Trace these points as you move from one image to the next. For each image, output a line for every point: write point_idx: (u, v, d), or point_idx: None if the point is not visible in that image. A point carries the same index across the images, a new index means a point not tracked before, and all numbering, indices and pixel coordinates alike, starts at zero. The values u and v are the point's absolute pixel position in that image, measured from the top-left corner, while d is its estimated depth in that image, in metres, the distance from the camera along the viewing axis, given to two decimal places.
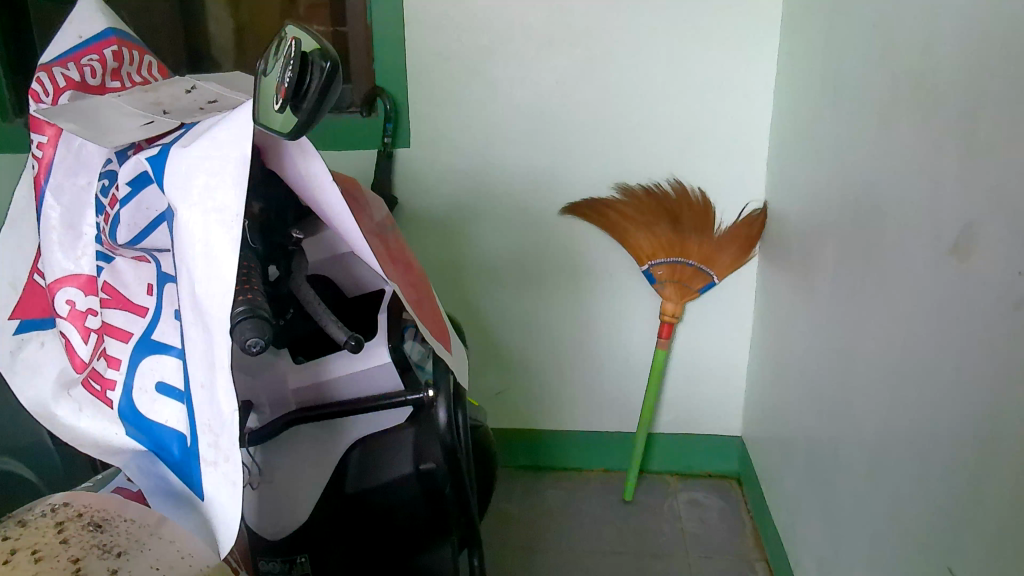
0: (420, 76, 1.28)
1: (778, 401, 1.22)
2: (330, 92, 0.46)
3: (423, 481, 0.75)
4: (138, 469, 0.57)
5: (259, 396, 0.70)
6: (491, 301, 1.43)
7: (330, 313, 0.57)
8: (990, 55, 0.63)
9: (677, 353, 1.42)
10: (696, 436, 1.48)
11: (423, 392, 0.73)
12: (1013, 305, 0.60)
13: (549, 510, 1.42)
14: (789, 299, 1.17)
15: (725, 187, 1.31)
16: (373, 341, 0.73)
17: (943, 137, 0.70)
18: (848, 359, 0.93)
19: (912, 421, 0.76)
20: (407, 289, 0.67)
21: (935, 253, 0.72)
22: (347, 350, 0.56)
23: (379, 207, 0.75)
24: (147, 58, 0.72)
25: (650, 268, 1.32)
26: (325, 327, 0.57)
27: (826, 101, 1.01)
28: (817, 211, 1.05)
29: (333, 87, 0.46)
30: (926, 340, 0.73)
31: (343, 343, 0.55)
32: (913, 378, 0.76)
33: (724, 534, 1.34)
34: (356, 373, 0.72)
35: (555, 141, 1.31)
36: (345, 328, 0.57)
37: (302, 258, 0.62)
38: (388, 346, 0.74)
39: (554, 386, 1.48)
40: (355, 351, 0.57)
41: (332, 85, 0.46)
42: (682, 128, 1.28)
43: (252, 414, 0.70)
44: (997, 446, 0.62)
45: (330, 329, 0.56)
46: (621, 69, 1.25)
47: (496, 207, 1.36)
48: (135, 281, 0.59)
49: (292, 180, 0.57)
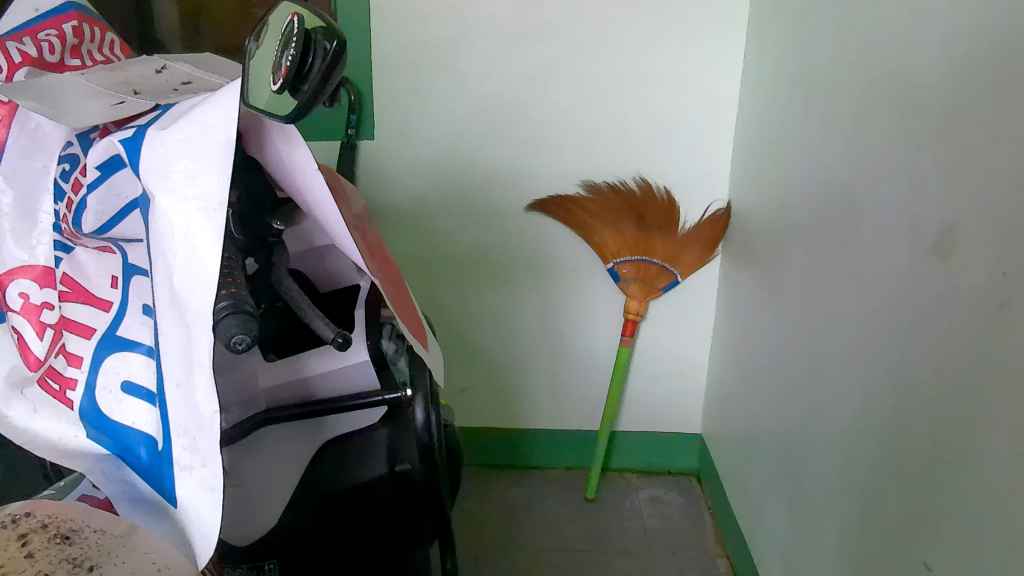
0: (385, 66, 1.25)
1: (745, 399, 1.23)
2: (331, 75, 0.44)
3: (397, 483, 0.74)
4: (102, 474, 0.53)
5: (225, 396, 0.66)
6: (453, 296, 1.40)
7: (317, 310, 0.53)
8: (973, 57, 0.64)
9: (641, 351, 1.42)
10: (656, 434, 1.48)
11: (401, 391, 0.71)
12: (998, 304, 0.60)
13: (511, 508, 1.40)
14: (757, 299, 1.18)
15: (690, 186, 1.32)
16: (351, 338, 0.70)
17: (922, 138, 0.71)
18: (819, 357, 0.94)
19: (888, 417, 0.77)
20: (387, 285, 0.65)
21: (914, 251, 0.73)
22: (333, 348, 0.52)
23: (356, 197, 0.71)
24: (108, 36, 0.68)
25: (615, 266, 1.33)
26: (310, 323, 0.54)
27: (799, 104, 1.03)
28: (788, 210, 1.06)
29: (333, 74, 0.44)
30: (903, 339, 0.74)
31: (330, 339, 0.51)
32: (889, 376, 0.77)
33: (687, 530, 1.35)
34: (336, 370, 0.70)
35: (523, 136, 1.29)
36: (332, 325, 0.53)
37: (283, 250, 0.58)
38: (366, 343, 0.71)
39: (516, 385, 1.46)
40: (342, 348, 0.53)
41: (332, 71, 0.44)
42: (651, 126, 1.28)
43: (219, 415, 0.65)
44: (978, 442, 0.63)
45: (317, 326, 0.53)
46: (590, 66, 1.24)
47: (460, 203, 1.34)
48: (97, 272, 0.55)
49: (274, 168, 0.54)
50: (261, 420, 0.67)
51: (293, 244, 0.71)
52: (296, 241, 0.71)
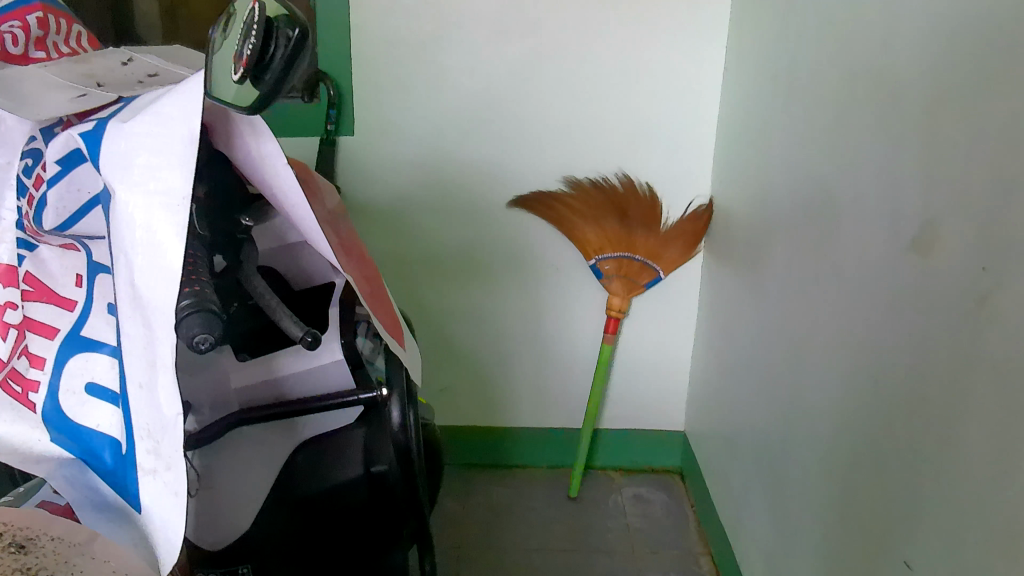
0: (364, 60, 1.23)
1: (728, 396, 1.22)
2: (293, 64, 0.42)
3: (373, 483, 0.73)
4: (65, 480, 0.52)
5: (198, 397, 0.65)
6: (434, 294, 1.38)
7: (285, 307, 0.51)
8: (954, 50, 0.63)
9: (623, 348, 1.42)
10: (639, 431, 1.48)
11: (376, 390, 0.69)
12: (977, 300, 0.60)
13: (494, 507, 1.39)
14: (739, 296, 1.18)
15: (673, 183, 1.31)
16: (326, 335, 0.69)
17: (903, 133, 0.71)
18: (801, 354, 0.94)
19: (870, 415, 0.76)
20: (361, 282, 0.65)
21: (895, 247, 0.72)
22: (303, 346, 0.50)
23: (330, 193, 0.70)
24: (75, 28, 0.67)
25: (598, 263, 1.32)
26: (278, 322, 0.52)
27: (780, 100, 1.02)
28: (770, 207, 1.05)
29: (297, 62, 0.43)
30: (884, 336, 0.74)
31: (298, 338, 0.49)
32: (870, 373, 0.76)
33: (670, 528, 1.34)
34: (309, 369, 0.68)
35: (504, 132, 1.27)
36: (300, 323, 0.51)
37: (252, 247, 0.56)
38: (340, 339, 0.69)
39: (498, 383, 1.44)
40: (311, 347, 0.51)
41: (296, 59, 0.42)
42: (633, 122, 1.27)
43: (190, 415, 0.65)
44: (958, 439, 0.62)
45: (285, 323, 0.51)
46: (572, 62, 1.23)
47: (440, 199, 1.32)
48: (60, 271, 0.54)
49: (242, 163, 0.53)
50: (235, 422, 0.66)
51: (264, 241, 0.69)
52: (268, 238, 0.69)
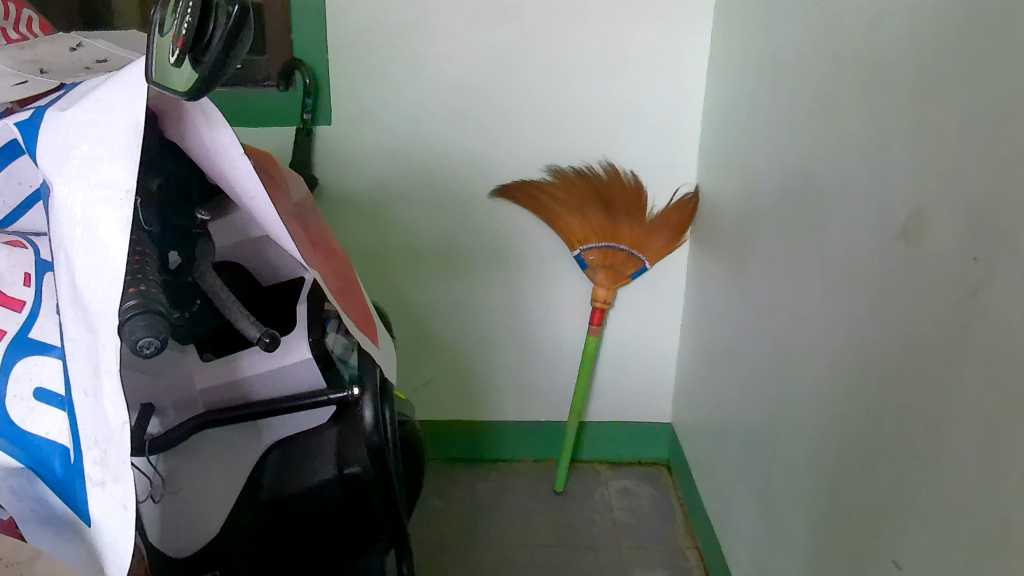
0: (339, 47, 1.19)
1: (715, 389, 1.20)
2: (236, 42, 0.38)
3: (346, 485, 0.71)
4: (10, 492, 0.47)
5: (161, 400, 0.63)
6: (415, 287, 1.35)
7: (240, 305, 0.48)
8: (945, 33, 0.60)
9: (609, 340, 1.39)
10: (626, 424, 1.46)
11: (347, 390, 0.67)
12: (968, 294, 0.58)
13: (478, 503, 1.37)
14: (725, 287, 1.15)
15: (658, 171, 1.28)
16: (291, 335, 0.67)
17: (893, 120, 0.68)
18: (789, 347, 0.92)
19: (860, 411, 0.74)
20: (328, 277, 0.63)
21: (883, 237, 0.70)
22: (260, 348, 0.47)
23: (297, 183, 0.66)
24: (24, 12, 0.63)
25: (582, 253, 1.29)
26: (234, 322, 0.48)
27: (766, 86, 0.99)
28: (756, 196, 1.03)
29: (244, 40, 0.39)
30: (873, 329, 0.71)
31: (255, 339, 0.46)
32: (860, 366, 0.74)
33: (657, 522, 1.32)
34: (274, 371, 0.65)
35: (485, 120, 1.24)
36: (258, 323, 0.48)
37: (209, 242, 0.53)
38: (309, 340, 0.67)
39: (482, 377, 1.42)
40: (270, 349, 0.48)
41: (241, 38, 0.39)
42: (617, 109, 1.24)
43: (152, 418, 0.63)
44: (949, 437, 0.60)
45: (241, 323, 0.47)
46: (553, 48, 1.20)
47: (421, 190, 1.28)
48: (7, 269, 0.50)
49: (196, 153, 0.50)
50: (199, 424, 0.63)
51: (227, 236, 0.65)
52: (230, 232, 0.65)
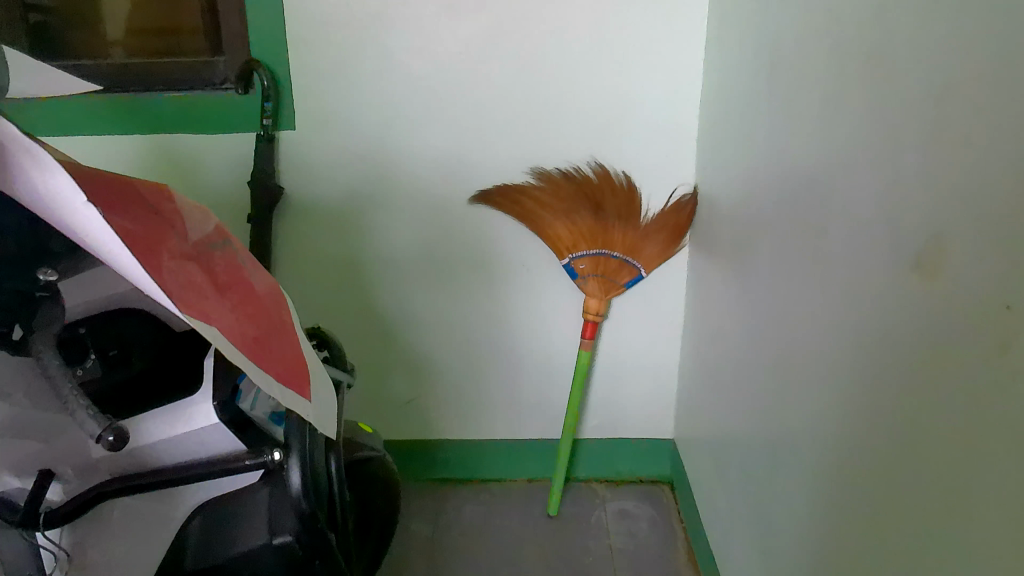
0: (301, 46, 1.10)
1: (717, 409, 1.10)
2: None
3: (282, 554, 0.63)
4: None
5: (60, 466, 0.58)
6: (395, 300, 1.26)
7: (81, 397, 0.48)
8: (971, 29, 0.50)
9: (605, 352, 1.30)
10: (624, 440, 1.36)
11: (266, 454, 0.58)
12: (1000, 345, 0.48)
13: (467, 529, 1.28)
14: (726, 299, 1.05)
15: (652, 171, 1.18)
16: (195, 397, 0.58)
17: (910, 126, 0.58)
18: (797, 376, 0.81)
19: (876, 462, 0.65)
20: (242, 327, 0.54)
21: (900, 263, 0.60)
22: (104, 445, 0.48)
23: (199, 218, 0.58)
24: None
25: (571, 262, 1.19)
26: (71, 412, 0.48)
27: (769, 79, 0.88)
28: (758, 202, 0.92)
29: None
30: (891, 370, 0.61)
31: (100, 441, 0.47)
32: (878, 411, 0.64)
33: (658, 549, 1.23)
34: (171, 438, 0.58)
35: (463, 120, 1.14)
36: (100, 417, 0.48)
37: (55, 305, 0.50)
38: (214, 403, 0.58)
39: (470, 394, 1.33)
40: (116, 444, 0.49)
41: None
42: (607, 105, 1.14)
43: (52, 484, 0.58)
44: (978, 510, 0.50)
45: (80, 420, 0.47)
46: (535, 38, 1.10)
47: (396, 198, 1.19)
48: None
49: (36, 200, 0.41)
50: (93, 497, 0.57)
51: (94, 290, 0.54)
52: (100, 286, 0.55)
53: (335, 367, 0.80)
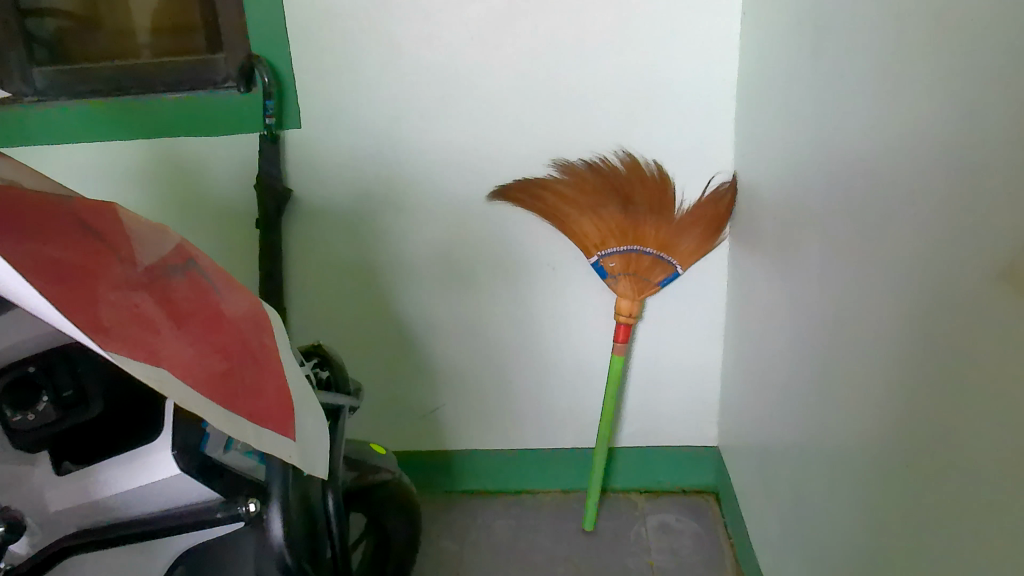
0: (305, 40, 1.03)
1: (763, 418, 1.01)
2: None
3: None
4: None
5: None
6: (414, 305, 1.19)
7: None
8: None
9: (639, 355, 1.21)
10: (664, 448, 1.27)
11: (241, 506, 0.52)
12: None
13: (498, 546, 1.21)
14: (770, 298, 0.95)
15: (687, 158, 1.08)
16: (157, 443, 0.52)
17: (996, 103, 0.48)
18: (852, 389, 0.72)
19: (952, 499, 0.55)
20: (210, 356, 0.48)
21: (982, 269, 0.50)
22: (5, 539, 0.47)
23: (151, 247, 0.53)
24: None
25: (600, 260, 1.10)
26: None
27: (816, 52, 0.78)
28: (804, 191, 0.82)
29: None
30: (974, 395, 0.51)
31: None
32: (955, 440, 0.54)
33: (703, 568, 1.14)
34: (134, 489, 0.51)
35: (479, 112, 1.06)
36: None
37: None
38: (175, 451, 0.52)
39: (497, 402, 1.25)
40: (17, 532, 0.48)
41: None
42: (635, 89, 1.04)
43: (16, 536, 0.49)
44: None
45: None
46: (554, 19, 1.01)
47: (410, 197, 1.12)
48: None
49: None
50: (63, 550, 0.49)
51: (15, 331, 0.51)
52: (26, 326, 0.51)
53: (336, 390, 0.73)
